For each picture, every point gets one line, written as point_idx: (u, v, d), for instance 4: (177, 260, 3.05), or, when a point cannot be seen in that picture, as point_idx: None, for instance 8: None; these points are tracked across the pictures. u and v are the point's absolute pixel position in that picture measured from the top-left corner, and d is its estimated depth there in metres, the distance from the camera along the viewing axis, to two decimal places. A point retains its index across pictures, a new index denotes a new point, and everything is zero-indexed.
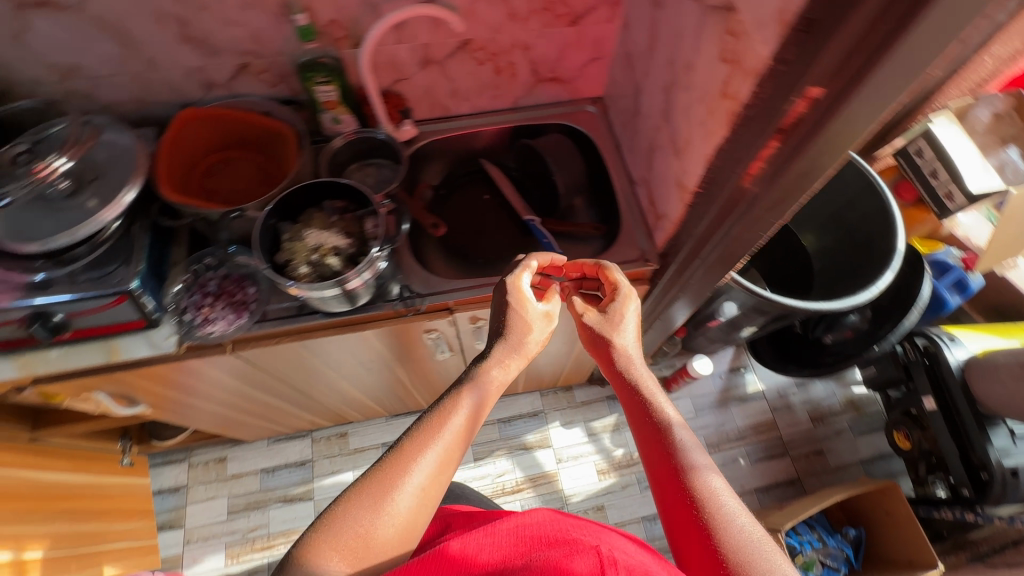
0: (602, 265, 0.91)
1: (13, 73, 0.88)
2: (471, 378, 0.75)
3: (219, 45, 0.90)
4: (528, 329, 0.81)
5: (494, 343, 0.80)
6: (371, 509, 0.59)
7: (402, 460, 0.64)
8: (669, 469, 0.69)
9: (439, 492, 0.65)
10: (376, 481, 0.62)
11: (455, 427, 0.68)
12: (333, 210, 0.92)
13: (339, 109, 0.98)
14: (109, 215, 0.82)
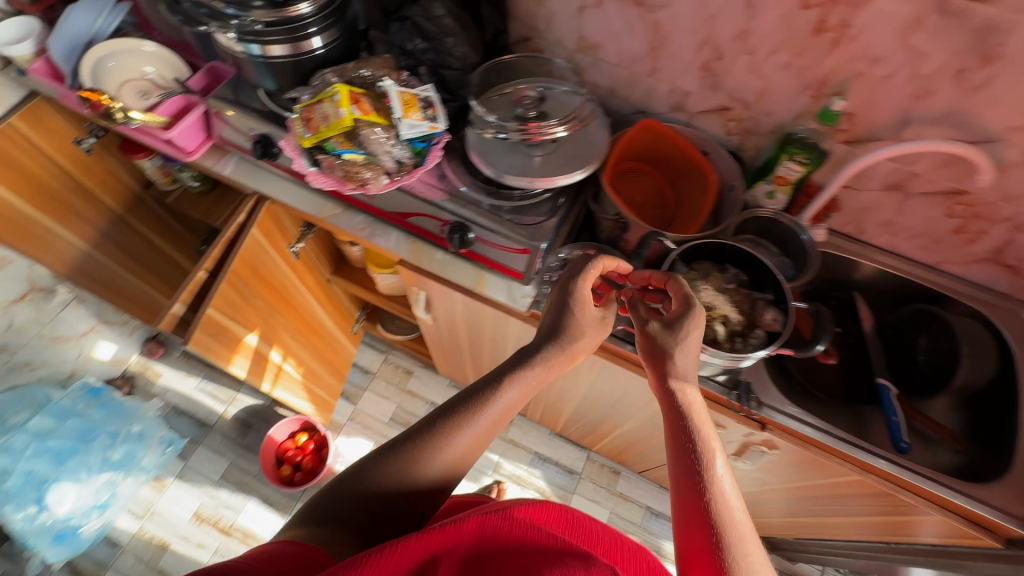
0: (689, 297, 0.71)
1: (548, 29, 0.99)
2: (506, 376, 0.72)
3: (726, 84, 0.92)
4: (576, 337, 0.74)
5: (541, 339, 0.74)
6: (382, 483, 0.65)
7: (420, 443, 0.67)
8: (689, 499, 0.62)
9: (444, 475, 0.68)
10: (395, 458, 0.66)
11: (482, 421, 0.70)
12: (732, 278, 0.89)
13: (783, 189, 0.94)
14: (548, 182, 0.88)
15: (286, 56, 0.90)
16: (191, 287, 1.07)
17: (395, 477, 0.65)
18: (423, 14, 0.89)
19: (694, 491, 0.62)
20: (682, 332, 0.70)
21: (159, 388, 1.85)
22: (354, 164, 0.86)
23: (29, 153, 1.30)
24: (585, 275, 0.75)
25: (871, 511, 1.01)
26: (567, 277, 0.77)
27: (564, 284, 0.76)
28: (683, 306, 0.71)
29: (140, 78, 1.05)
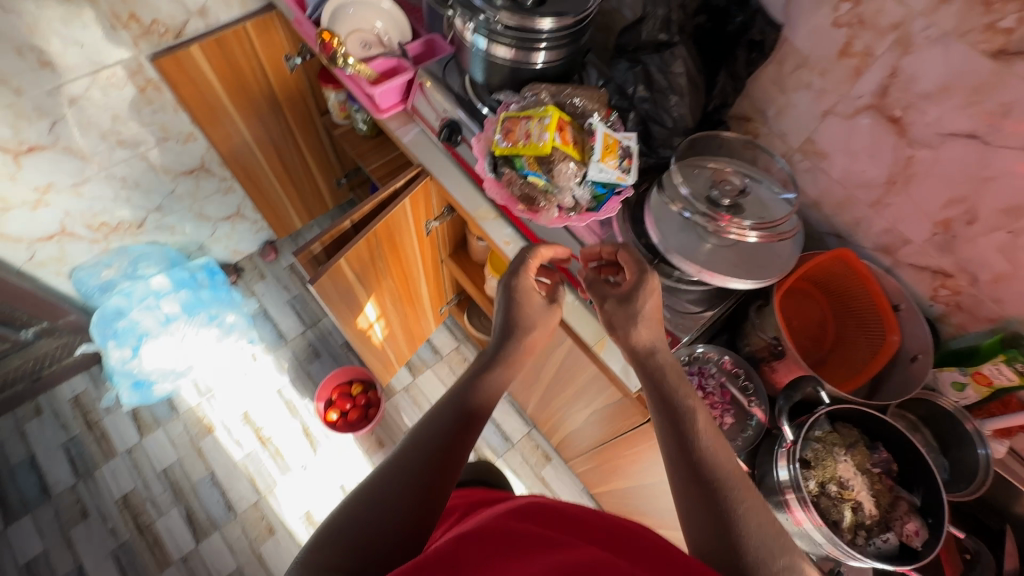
0: (643, 269, 0.78)
1: (777, 118, 0.91)
2: (474, 380, 0.75)
3: (960, 250, 0.79)
4: (533, 328, 0.80)
5: (497, 342, 0.80)
6: (383, 507, 0.58)
7: (418, 456, 0.64)
8: (692, 472, 0.63)
9: (445, 484, 0.63)
10: (400, 479, 0.61)
11: (462, 420, 0.69)
12: (880, 461, 0.77)
13: (978, 388, 0.80)
14: (714, 279, 0.82)
15: (510, 60, 0.89)
16: (332, 233, 1.11)
17: (397, 497, 0.59)
18: (661, 65, 0.84)
19: (697, 467, 0.63)
20: (642, 296, 0.76)
21: (259, 288, 2.00)
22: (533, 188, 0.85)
23: (247, 56, 1.40)
24: (525, 271, 0.82)
25: None
26: (512, 271, 0.82)
27: (508, 281, 0.82)
28: (638, 273, 0.77)
29: (368, 31, 1.10)
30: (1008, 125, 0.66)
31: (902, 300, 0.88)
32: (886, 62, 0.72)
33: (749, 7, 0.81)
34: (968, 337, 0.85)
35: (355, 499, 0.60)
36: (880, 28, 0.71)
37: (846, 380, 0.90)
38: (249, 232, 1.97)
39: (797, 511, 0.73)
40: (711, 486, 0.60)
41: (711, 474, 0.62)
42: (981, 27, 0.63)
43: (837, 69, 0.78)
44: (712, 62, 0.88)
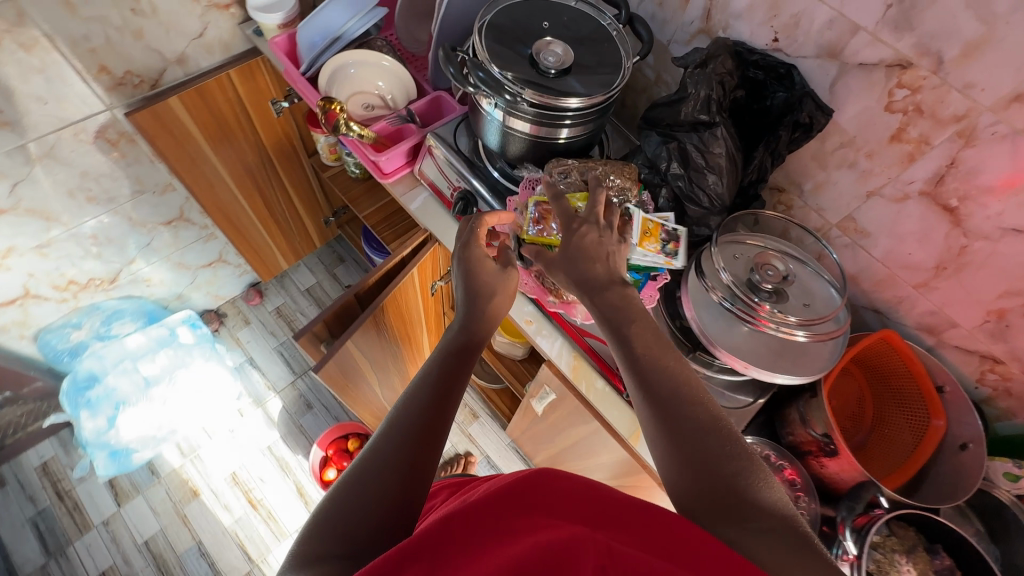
0: (571, 222, 0.70)
1: (814, 192, 0.86)
2: (447, 353, 0.64)
3: (1014, 339, 0.76)
4: (490, 295, 0.71)
5: (464, 311, 0.70)
6: (367, 487, 0.51)
7: (401, 430, 0.55)
8: (697, 443, 0.51)
9: (431, 457, 0.54)
10: (386, 456, 0.53)
11: (444, 392, 0.59)
12: (942, 567, 0.73)
13: None
14: (760, 374, 0.76)
15: (531, 134, 0.83)
16: (337, 308, 1.01)
17: (383, 475, 0.51)
18: (699, 144, 0.78)
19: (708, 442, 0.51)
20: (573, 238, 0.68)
21: (243, 335, 1.87)
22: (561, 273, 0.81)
23: (230, 104, 1.29)
24: (476, 242, 0.75)
25: None
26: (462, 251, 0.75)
27: (459, 253, 0.75)
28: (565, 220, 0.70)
29: (371, 92, 1.02)
30: None
31: (947, 381, 0.84)
32: (944, 152, 0.68)
33: (794, 84, 0.76)
34: (1015, 421, 0.82)
35: (339, 484, 0.52)
36: (940, 118, 0.66)
37: (892, 470, 0.86)
38: (233, 276, 1.85)
39: None
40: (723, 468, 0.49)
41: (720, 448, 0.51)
42: None
43: (887, 153, 0.74)
44: (750, 136, 0.83)
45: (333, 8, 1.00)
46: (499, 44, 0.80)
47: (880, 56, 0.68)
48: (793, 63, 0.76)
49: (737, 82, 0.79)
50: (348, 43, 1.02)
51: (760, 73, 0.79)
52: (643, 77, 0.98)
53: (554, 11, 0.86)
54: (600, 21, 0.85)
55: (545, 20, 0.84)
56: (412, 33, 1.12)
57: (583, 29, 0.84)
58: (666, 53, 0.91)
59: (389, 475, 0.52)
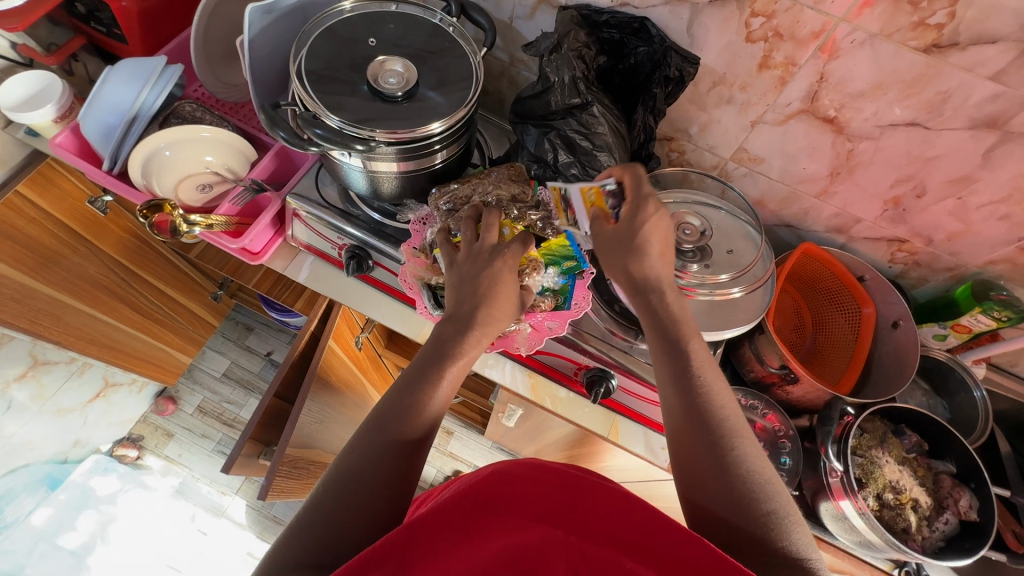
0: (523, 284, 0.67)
1: (701, 134, 0.83)
2: (433, 353, 0.57)
3: (913, 219, 0.80)
4: (495, 321, 0.60)
5: (451, 314, 0.60)
6: (346, 502, 0.47)
7: (383, 442, 0.51)
8: (709, 446, 0.51)
9: (413, 472, 0.51)
10: (365, 469, 0.49)
11: (434, 405, 0.54)
12: (910, 444, 0.79)
13: (958, 334, 0.84)
14: (710, 335, 0.74)
15: (400, 172, 0.73)
16: (262, 416, 0.88)
17: (363, 493, 0.48)
18: (580, 128, 0.73)
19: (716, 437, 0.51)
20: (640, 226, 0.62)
21: (172, 450, 1.60)
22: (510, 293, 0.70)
23: (40, 224, 1.06)
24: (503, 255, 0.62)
25: None
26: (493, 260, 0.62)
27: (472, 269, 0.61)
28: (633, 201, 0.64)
29: (202, 172, 0.87)
30: (949, 109, 0.64)
31: (866, 271, 0.87)
32: (812, 69, 0.67)
33: (653, 36, 0.71)
34: (929, 286, 0.88)
35: (316, 492, 0.48)
36: (800, 38, 0.65)
37: (846, 369, 0.87)
38: (131, 395, 1.57)
39: (871, 532, 0.73)
40: (729, 462, 0.50)
41: (724, 441, 0.51)
42: (909, 25, 0.59)
43: (760, 82, 0.72)
44: (627, 99, 0.78)
45: (114, 86, 0.82)
46: (328, 81, 0.68)
47: None
48: (645, 15, 0.71)
49: (596, 49, 0.73)
50: (149, 120, 0.86)
51: (615, 32, 0.73)
52: (495, 61, 0.89)
53: (376, 22, 0.74)
54: (434, 23, 0.75)
55: (371, 35, 0.73)
56: (221, 77, 0.95)
57: (414, 35, 0.74)
58: (511, 31, 0.83)
59: (368, 491, 0.48)
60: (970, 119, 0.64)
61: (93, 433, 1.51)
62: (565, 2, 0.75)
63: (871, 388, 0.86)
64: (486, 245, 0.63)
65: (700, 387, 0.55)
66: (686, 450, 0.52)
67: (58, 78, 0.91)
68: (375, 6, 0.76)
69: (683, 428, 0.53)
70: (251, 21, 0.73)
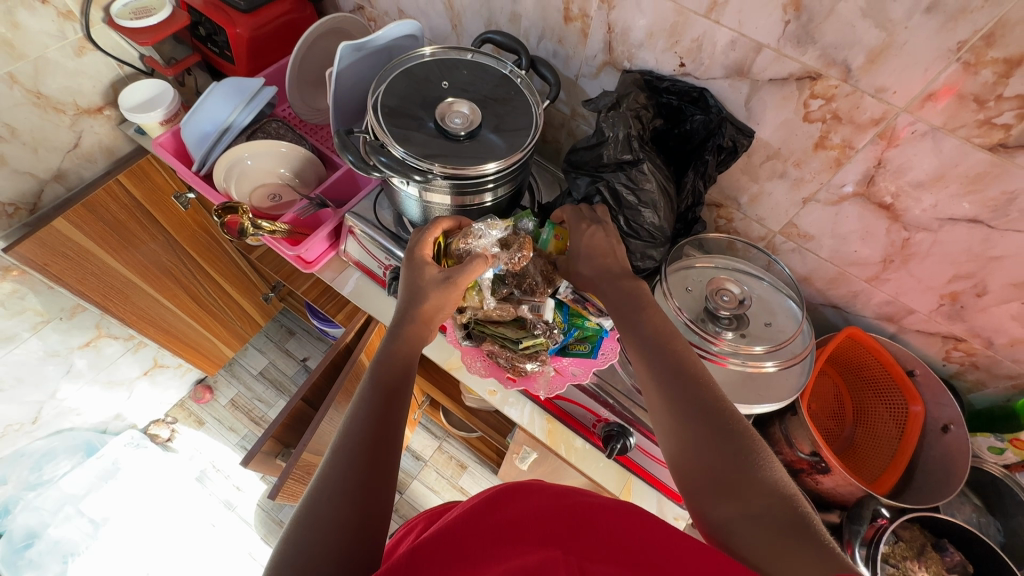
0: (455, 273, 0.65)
1: (751, 204, 0.83)
2: (381, 362, 0.60)
3: (971, 318, 0.75)
4: (421, 299, 0.65)
5: (394, 321, 0.64)
6: (323, 523, 0.46)
7: (342, 456, 0.51)
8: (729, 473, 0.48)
9: (386, 479, 0.51)
10: (337, 487, 0.48)
11: (375, 406, 0.55)
12: (951, 563, 0.72)
13: (1019, 451, 0.77)
14: (737, 408, 0.72)
15: (453, 205, 0.77)
16: (286, 417, 0.92)
17: (339, 508, 0.47)
18: (627, 184, 0.75)
19: (718, 445, 0.50)
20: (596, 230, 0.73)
21: (201, 437, 1.67)
22: (466, 298, 0.72)
23: (130, 212, 1.17)
24: (421, 244, 0.69)
25: None
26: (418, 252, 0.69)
27: (408, 263, 0.69)
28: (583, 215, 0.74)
29: (276, 183, 0.96)
30: (1015, 210, 0.62)
31: (917, 365, 0.82)
32: (869, 154, 0.67)
33: (710, 107, 0.73)
34: (987, 392, 0.82)
35: (296, 522, 0.47)
36: (859, 123, 0.65)
37: (886, 467, 0.81)
38: (174, 378, 1.66)
39: None
40: (731, 467, 0.48)
41: (723, 448, 0.50)
42: (974, 122, 0.58)
43: (814, 160, 0.72)
44: (679, 162, 0.80)
45: (214, 99, 0.92)
46: (399, 115, 0.74)
47: (788, 70, 0.66)
48: (704, 85, 0.74)
49: (652, 112, 0.76)
50: (239, 132, 0.95)
51: (674, 98, 0.76)
52: (557, 113, 0.93)
53: (452, 68, 0.81)
54: (502, 74, 0.81)
55: (445, 79, 0.79)
56: (308, 102, 1.05)
57: (485, 82, 0.80)
58: (575, 87, 0.88)
59: (343, 504, 0.48)
60: None
61: (134, 408, 1.60)
62: (629, 66, 0.79)
63: (911, 493, 0.79)
64: (417, 256, 0.69)
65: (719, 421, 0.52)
66: (688, 463, 0.51)
67: (171, 88, 1.03)
68: (453, 53, 0.83)
69: (683, 439, 0.52)
70: (342, 56, 0.82)
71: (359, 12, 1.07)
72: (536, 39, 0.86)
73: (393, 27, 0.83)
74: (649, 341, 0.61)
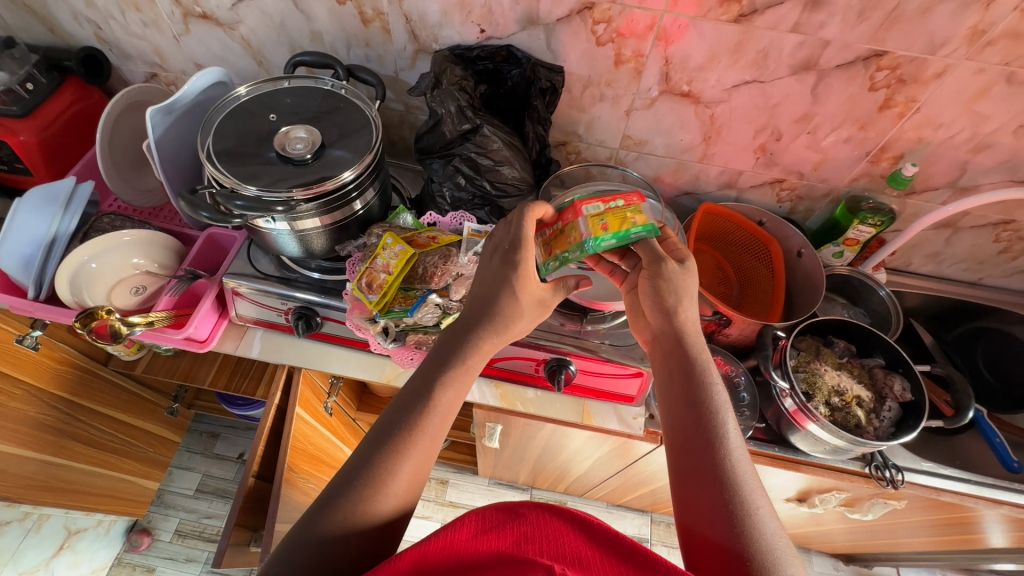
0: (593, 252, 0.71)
1: (589, 132, 0.93)
2: (434, 372, 0.60)
3: (781, 159, 0.91)
4: (508, 313, 0.64)
5: (460, 328, 0.64)
6: (343, 514, 0.51)
7: (372, 461, 0.54)
8: (727, 497, 0.52)
9: (407, 492, 0.55)
10: (362, 477, 0.53)
11: (421, 434, 0.57)
12: (841, 350, 0.88)
13: (852, 248, 0.95)
14: None
15: (327, 225, 0.78)
16: (244, 501, 0.86)
17: (354, 519, 0.51)
18: (478, 150, 0.81)
19: (730, 485, 0.52)
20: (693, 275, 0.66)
21: None
22: (393, 309, 0.73)
23: None
24: (528, 245, 0.64)
25: (943, 521, 1.07)
26: (501, 245, 0.67)
27: (495, 257, 0.66)
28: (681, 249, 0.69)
29: (132, 275, 0.89)
30: (771, 63, 0.77)
31: (762, 215, 0.98)
32: (657, 56, 0.79)
33: (520, 59, 0.82)
34: (817, 214, 1.00)
35: (322, 496, 0.53)
36: (639, 32, 0.76)
37: (772, 303, 0.95)
38: (98, 538, 1.46)
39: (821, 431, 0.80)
40: (743, 529, 0.49)
41: (740, 494, 0.52)
42: (716, 4, 0.71)
43: (620, 76, 0.83)
44: (514, 117, 0.88)
45: (27, 214, 0.83)
46: (239, 157, 0.73)
47: (567, 7, 0.75)
48: (508, 42, 0.82)
49: (475, 80, 0.82)
50: (68, 240, 0.87)
51: (488, 63, 0.83)
52: (393, 112, 0.97)
53: (274, 99, 0.81)
54: (323, 89, 0.82)
55: (271, 111, 0.79)
56: (136, 185, 0.98)
57: (314, 102, 0.81)
58: (399, 82, 0.91)
59: (357, 506, 0.52)
60: (790, 66, 0.77)
61: None
62: (438, 46, 0.84)
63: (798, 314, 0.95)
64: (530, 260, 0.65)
65: (730, 446, 0.55)
66: (700, 476, 0.54)
67: None
68: (270, 85, 0.82)
69: (705, 436, 0.56)
70: (153, 123, 0.78)
71: (154, 79, 1.02)
72: (344, 49, 0.88)
73: (195, 79, 0.81)
74: (695, 369, 0.62)
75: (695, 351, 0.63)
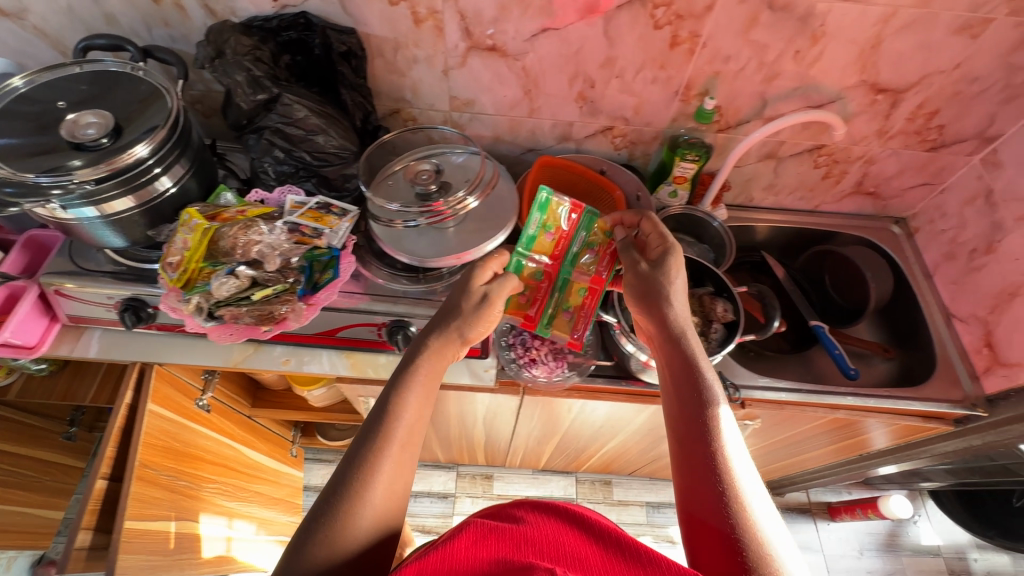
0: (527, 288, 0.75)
1: (416, 96, 0.94)
2: (404, 373, 0.61)
3: (603, 106, 0.94)
4: (460, 308, 0.68)
5: (428, 333, 0.66)
6: (329, 530, 0.48)
7: (351, 476, 0.52)
8: (714, 463, 0.52)
9: (394, 504, 0.53)
10: (342, 485, 0.51)
11: (393, 443, 0.55)
12: None
13: (682, 186, 1.00)
14: (475, 252, 0.82)
15: (137, 207, 0.76)
16: (93, 502, 0.84)
17: (336, 536, 0.48)
18: (284, 119, 0.81)
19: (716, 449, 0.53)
20: (671, 273, 0.70)
21: None
22: (199, 279, 0.76)
23: None
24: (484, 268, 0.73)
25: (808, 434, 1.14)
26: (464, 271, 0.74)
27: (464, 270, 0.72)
28: (662, 246, 0.72)
29: None
30: (560, 9, 0.79)
31: (601, 164, 1.01)
32: (451, 11, 0.80)
33: (318, 26, 0.81)
34: (653, 157, 1.04)
35: (308, 516, 0.50)
36: None
37: None
38: None
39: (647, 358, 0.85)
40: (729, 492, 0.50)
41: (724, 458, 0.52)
42: None
43: (424, 35, 0.83)
44: (329, 86, 0.88)
45: None
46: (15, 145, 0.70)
47: None
48: (304, 10, 0.81)
49: (275, 50, 0.82)
50: None
51: (289, 33, 0.82)
52: (217, 94, 0.95)
53: (65, 85, 0.77)
54: (116, 71, 0.79)
55: (59, 99, 0.76)
56: None
57: (106, 85, 0.78)
58: None
59: (339, 525, 0.49)
60: (577, 11, 0.79)
61: None
62: (238, 19, 0.83)
63: None
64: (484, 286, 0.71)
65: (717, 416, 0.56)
66: (689, 449, 0.55)
67: None
68: (58, 72, 0.79)
69: (689, 409, 0.58)
70: None
71: None
72: (146, 30, 0.86)
73: None
74: (679, 348, 0.63)
75: (693, 343, 0.64)
